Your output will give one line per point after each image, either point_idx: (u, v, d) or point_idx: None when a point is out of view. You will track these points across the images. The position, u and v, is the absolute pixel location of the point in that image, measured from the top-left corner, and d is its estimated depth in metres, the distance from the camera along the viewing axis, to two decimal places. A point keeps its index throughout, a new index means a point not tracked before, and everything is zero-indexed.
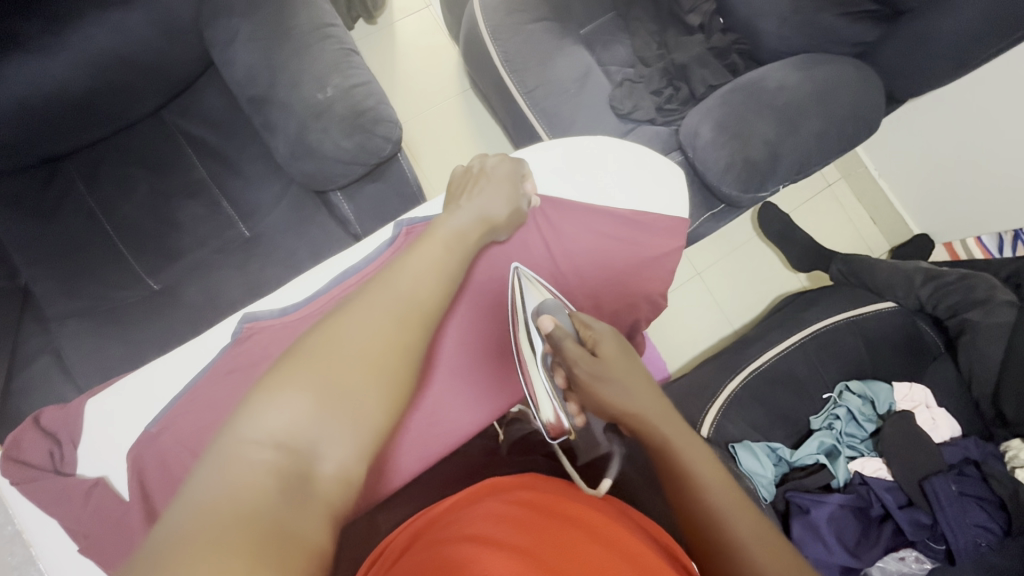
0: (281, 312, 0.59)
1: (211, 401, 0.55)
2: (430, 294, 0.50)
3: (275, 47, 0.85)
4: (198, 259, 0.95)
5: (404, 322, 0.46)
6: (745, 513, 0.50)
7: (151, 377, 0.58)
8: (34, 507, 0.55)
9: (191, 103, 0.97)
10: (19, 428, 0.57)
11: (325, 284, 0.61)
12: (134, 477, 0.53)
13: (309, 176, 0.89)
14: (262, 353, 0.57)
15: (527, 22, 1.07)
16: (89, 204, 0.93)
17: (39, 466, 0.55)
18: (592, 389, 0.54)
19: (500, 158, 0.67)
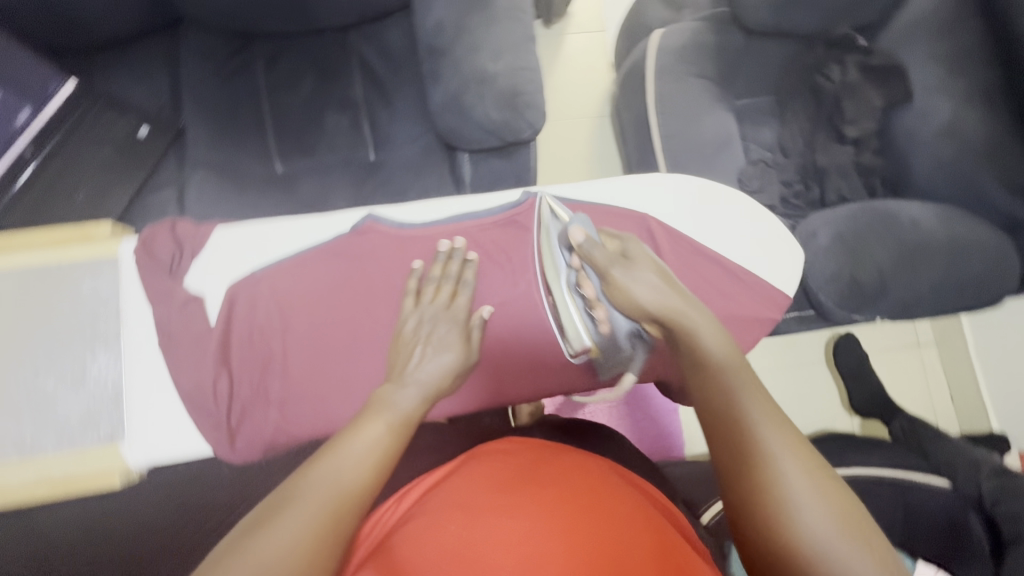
0: (401, 224, 0.68)
1: (314, 273, 0.65)
2: (356, 478, 0.45)
3: (469, 11, 0.91)
4: (323, 163, 1.04)
5: (341, 510, 0.43)
6: (802, 461, 0.44)
7: (277, 231, 0.67)
8: (138, 294, 0.65)
9: (376, 33, 1.06)
10: (158, 225, 0.66)
11: (445, 219, 0.70)
12: (228, 304, 0.64)
13: (450, 131, 0.95)
14: (370, 252, 0.67)
15: (691, 74, 1.10)
16: (259, 82, 1.04)
17: (159, 262, 0.65)
18: (621, 286, 0.57)
19: (444, 318, 0.62)
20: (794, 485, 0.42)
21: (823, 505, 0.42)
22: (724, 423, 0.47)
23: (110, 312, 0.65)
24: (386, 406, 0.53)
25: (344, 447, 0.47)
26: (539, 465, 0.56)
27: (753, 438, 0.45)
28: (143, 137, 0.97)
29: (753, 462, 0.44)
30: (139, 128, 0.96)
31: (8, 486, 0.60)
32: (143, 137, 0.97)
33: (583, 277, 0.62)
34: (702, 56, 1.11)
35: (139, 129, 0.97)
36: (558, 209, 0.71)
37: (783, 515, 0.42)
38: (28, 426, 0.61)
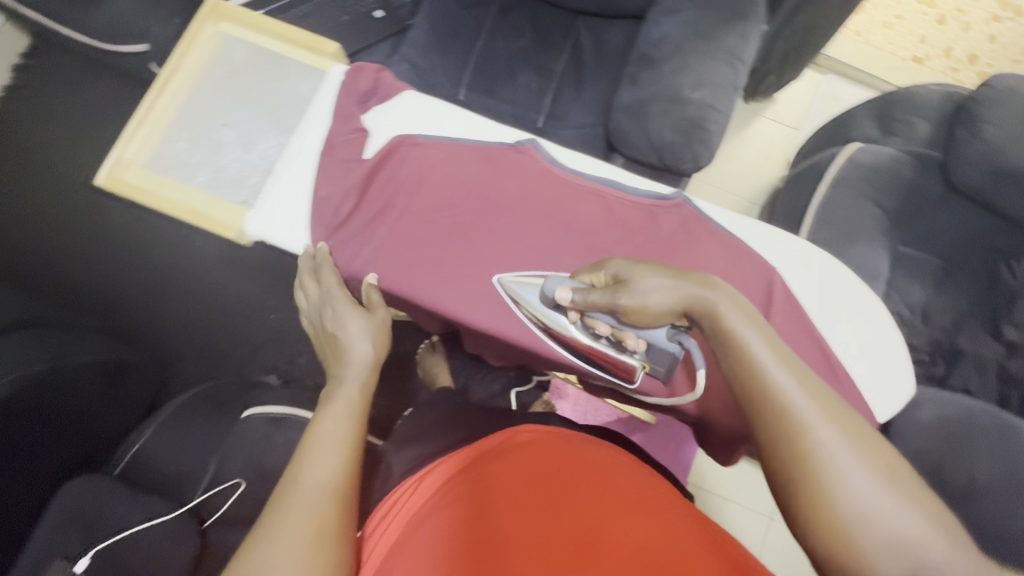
0: (556, 162, 0.65)
1: (463, 161, 0.65)
2: (333, 471, 0.54)
3: (694, 38, 0.95)
4: (497, 107, 1.12)
5: (327, 496, 0.52)
6: (833, 416, 0.46)
7: (451, 116, 0.69)
8: (326, 110, 0.71)
9: (601, 29, 1.14)
10: (368, 64, 0.70)
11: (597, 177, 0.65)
12: (387, 148, 0.65)
13: (618, 130, 0.97)
14: (518, 169, 0.65)
15: (867, 197, 1.06)
16: (485, 21, 1.15)
17: (351, 91, 0.69)
18: (634, 309, 0.52)
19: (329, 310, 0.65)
20: (830, 444, 0.45)
21: (860, 456, 0.44)
22: (767, 417, 0.47)
23: (299, 107, 0.71)
24: (333, 403, 0.59)
25: (314, 451, 0.55)
26: (557, 460, 0.58)
27: (784, 401, 0.46)
28: (376, 19, 1.12)
29: (803, 456, 0.45)
30: (374, 10, 1.12)
31: (157, 195, 0.68)
32: (376, 19, 1.12)
33: (596, 320, 0.58)
34: (888, 186, 1.06)
35: (375, 11, 1.12)
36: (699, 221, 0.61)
37: (843, 498, 0.43)
38: (195, 160, 0.69)
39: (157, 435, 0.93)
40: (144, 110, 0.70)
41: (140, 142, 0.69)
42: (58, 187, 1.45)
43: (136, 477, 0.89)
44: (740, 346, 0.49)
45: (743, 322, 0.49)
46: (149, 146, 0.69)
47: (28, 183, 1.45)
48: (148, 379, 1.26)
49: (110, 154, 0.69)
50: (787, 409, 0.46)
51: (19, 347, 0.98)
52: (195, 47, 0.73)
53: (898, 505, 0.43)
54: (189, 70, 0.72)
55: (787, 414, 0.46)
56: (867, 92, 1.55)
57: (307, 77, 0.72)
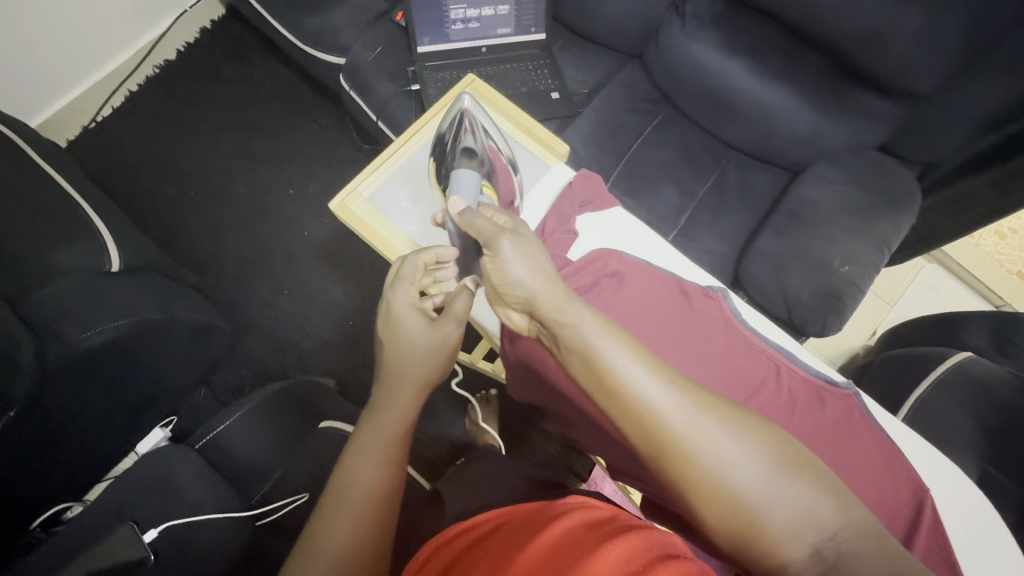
0: (738, 316, 0.67)
1: (654, 285, 0.68)
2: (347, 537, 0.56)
3: (849, 214, 1.00)
4: (636, 210, 1.17)
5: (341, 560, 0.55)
6: (694, 406, 0.45)
7: (654, 246, 0.73)
8: (539, 205, 0.78)
9: (748, 169, 1.21)
10: (589, 173, 0.76)
11: (772, 341, 0.68)
12: (589, 255, 0.69)
13: (753, 274, 1.01)
14: (701, 310, 0.67)
15: (966, 408, 1.07)
16: (646, 129, 1.22)
17: (570, 196, 0.75)
18: (497, 273, 0.56)
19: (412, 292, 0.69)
20: (698, 438, 0.43)
21: (727, 435, 0.44)
22: (658, 445, 0.45)
23: (516, 190, 0.79)
24: (372, 436, 0.64)
25: (342, 499, 0.59)
26: (586, 529, 0.55)
27: (636, 396, 0.45)
28: (550, 99, 1.21)
29: (681, 457, 0.44)
30: (552, 92, 1.20)
31: (374, 230, 0.76)
32: (550, 99, 1.21)
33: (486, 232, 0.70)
34: (990, 403, 1.06)
35: (552, 92, 1.20)
36: (861, 414, 0.63)
37: (742, 493, 0.42)
38: (414, 210, 0.78)
39: (242, 422, 0.95)
40: (385, 155, 0.81)
41: (374, 179, 0.79)
42: (200, 144, 1.55)
43: (213, 457, 0.93)
44: (620, 380, 0.46)
45: (620, 352, 0.47)
46: (379, 185, 0.79)
47: (175, 133, 1.55)
48: (221, 351, 1.29)
49: (346, 184, 0.79)
50: (665, 426, 0.44)
51: (138, 294, 1.04)
52: (441, 111, 0.83)
53: (791, 482, 0.43)
54: (430, 129, 0.82)
55: (657, 424, 0.44)
56: (966, 291, 1.58)
57: (529, 165, 0.80)
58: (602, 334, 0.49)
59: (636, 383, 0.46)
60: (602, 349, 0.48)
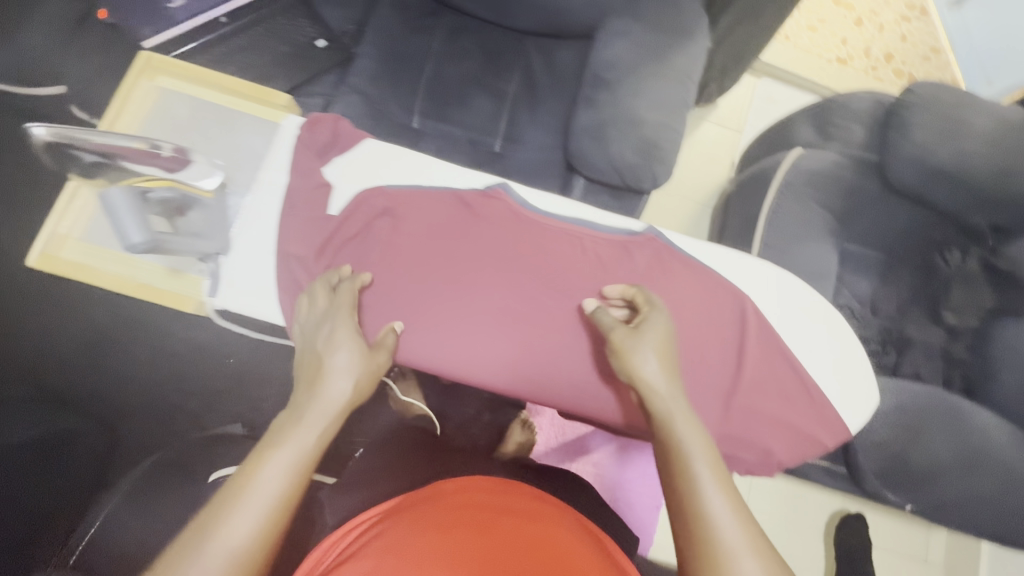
0: (525, 204, 0.71)
1: (434, 209, 0.71)
2: (254, 536, 0.44)
3: (646, 61, 0.98)
4: (453, 133, 1.10)
5: (242, 569, 0.43)
6: (730, 490, 0.49)
7: (416, 167, 0.74)
8: (281, 166, 0.73)
9: (549, 49, 1.15)
10: (323, 116, 0.74)
11: (565, 215, 0.73)
12: (354, 201, 0.70)
13: (578, 152, 0.98)
14: (491, 215, 0.71)
15: (813, 201, 1.12)
16: (434, 44, 1.12)
17: (312, 146, 0.73)
18: (624, 352, 0.60)
19: (338, 308, 0.62)
20: (710, 497, 0.48)
21: (739, 519, 0.47)
22: (678, 489, 0.50)
23: (253, 165, 0.75)
24: (285, 446, 0.49)
25: (233, 511, 0.44)
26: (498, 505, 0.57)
27: (684, 451, 0.51)
28: (318, 48, 1.08)
29: (691, 503, 0.48)
30: (317, 40, 1.07)
31: (100, 270, 0.69)
32: (318, 48, 1.08)
33: (188, 200, 0.69)
34: (829, 189, 1.12)
35: (317, 41, 1.07)
36: (668, 252, 0.71)
37: (706, 508, 0.47)
38: None
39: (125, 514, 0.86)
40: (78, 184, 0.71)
41: (80, 216, 0.71)
42: None
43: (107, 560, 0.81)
44: (673, 435, 0.53)
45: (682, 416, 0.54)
46: (87, 220, 0.71)
47: None
48: (97, 445, 1.16)
49: (44, 232, 0.69)
50: (686, 467, 0.50)
51: None
52: (128, 107, 0.73)
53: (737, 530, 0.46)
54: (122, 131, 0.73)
55: (684, 478, 0.50)
56: (799, 93, 1.64)
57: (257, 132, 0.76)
58: (676, 403, 0.55)
59: (685, 440, 0.52)
60: (666, 404, 0.55)
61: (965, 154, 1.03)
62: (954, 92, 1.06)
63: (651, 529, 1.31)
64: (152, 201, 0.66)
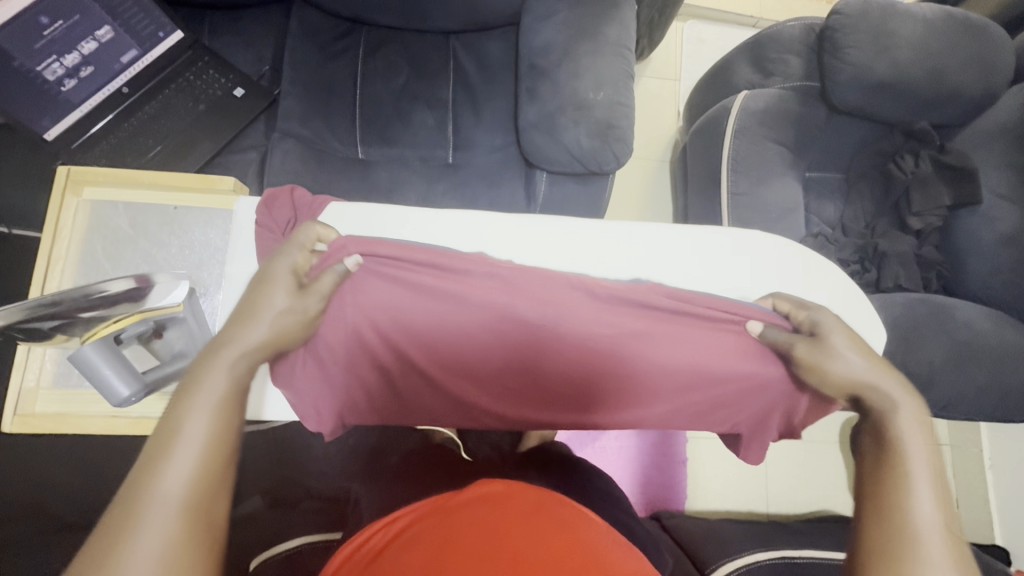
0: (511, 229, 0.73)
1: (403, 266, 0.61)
2: (189, 484, 0.43)
3: (578, 39, 0.95)
4: (402, 153, 1.05)
5: (184, 515, 0.41)
6: (956, 549, 0.47)
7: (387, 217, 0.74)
8: (244, 252, 0.69)
9: (476, 44, 1.10)
10: (279, 188, 0.71)
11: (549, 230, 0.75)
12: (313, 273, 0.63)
13: (534, 148, 0.96)
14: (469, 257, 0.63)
15: (769, 139, 1.13)
16: (357, 67, 1.06)
17: (275, 222, 0.69)
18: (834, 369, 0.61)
19: (280, 254, 0.60)
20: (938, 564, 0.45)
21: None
22: (897, 529, 0.48)
23: (216, 259, 0.70)
24: (200, 389, 0.48)
25: (163, 468, 0.43)
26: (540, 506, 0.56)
27: (910, 494, 0.50)
28: (237, 99, 1.01)
29: (907, 543, 0.47)
30: (234, 90, 1.00)
31: (85, 413, 0.64)
32: (237, 99, 1.01)
33: (167, 322, 0.60)
34: (781, 123, 1.13)
35: (235, 90, 1.00)
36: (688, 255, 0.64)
37: (914, 541, 0.47)
38: None
39: None
40: None
41: (44, 363, 0.66)
42: None
43: None
44: (908, 484, 0.51)
45: (925, 467, 0.51)
46: (51, 364, 0.66)
47: None
48: None
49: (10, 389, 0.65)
50: (914, 520, 0.48)
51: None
52: (64, 231, 0.68)
53: (939, 564, 0.46)
54: (65, 259, 0.68)
55: (913, 530, 0.48)
56: (727, 29, 1.63)
57: (209, 224, 0.72)
58: (920, 450, 0.53)
59: (919, 493, 0.50)
60: (907, 449, 0.53)
61: (899, 64, 1.05)
62: (879, 4, 1.07)
63: (680, 483, 1.35)
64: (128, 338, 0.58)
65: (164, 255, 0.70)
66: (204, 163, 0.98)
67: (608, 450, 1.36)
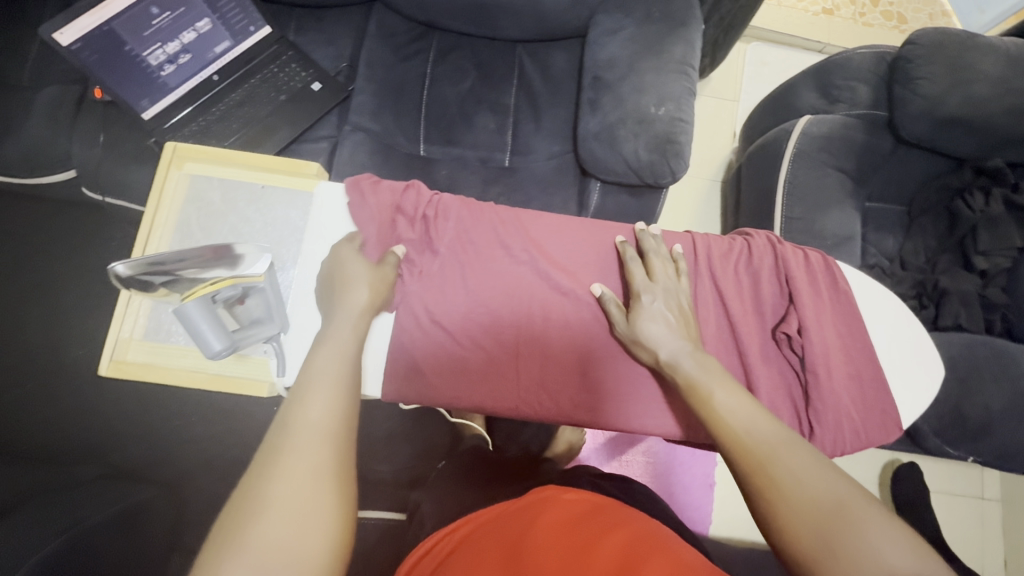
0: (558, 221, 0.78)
1: (486, 212, 0.77)
2: (323, 419, 0.49)
3: (643, 55, 0.97)
4: (461, 154, 1.09)
5: (322, 450, 0.47)
6: (815, 465, 0.50)
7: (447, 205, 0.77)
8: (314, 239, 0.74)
9: (542, 54, 1.13)
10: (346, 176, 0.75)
11: (597, 232, 0.78)
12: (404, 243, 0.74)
13: (591, 158, 0.98)
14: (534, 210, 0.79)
15: (830, 165, 1.11)
16: (427, 69, 1.11)
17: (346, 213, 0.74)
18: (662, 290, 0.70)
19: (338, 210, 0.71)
20: (795, 475, 0.49)
21: (813, 473, 0.49)
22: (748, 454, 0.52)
23: (296, 236, 0.75)
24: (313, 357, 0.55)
25: (302, 407, 0.49)
26: (602, 516, 0.56)
27: (737, 436, 0.54)
28: (315, 92, 1.07)
29: (762, 481, 0.50)
30: (313, 83, 1.06)
31: (172, 366, 0.70)
32: (315, 92, 1.07)
33: (252, 288, 0.63)
34: (843, 150, 1.11)
35: (314, 84, 1.07)
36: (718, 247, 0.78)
37: (757, 460, 0.51)
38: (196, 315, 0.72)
39: None
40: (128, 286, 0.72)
41: (136, 318, 0.71)
42: None
43: None
44: (726, 423, 0.56)
45: (734, 396, 0.57)
46: (145, 319, 0.72)
47: None
48: None
49: (106, 339, 0.71)
50: (754, 444, 0.53)
51: (53, 504, 0.84)
52: (164, 202, 0.75)
53: (792, 462, 0.50)
54: (163, 226, 0.74)
55: (759, 456, 0.52)
56: (790, 52, 1.62)
57: (289, 204, 0.76)
58: (723, 386, 0.59)
59: (746, 424, 0.54)
60: (717, 386, 0.59)
61: (975, 99, 1.02)
62: (958, 36, 1.04)
63: (707, 508, 1.33)
64: (220, 301, 0.62)
65: (247, 228, 0.75)
66: (279, 149, 1.05)
67: (634, 463, 1.35)
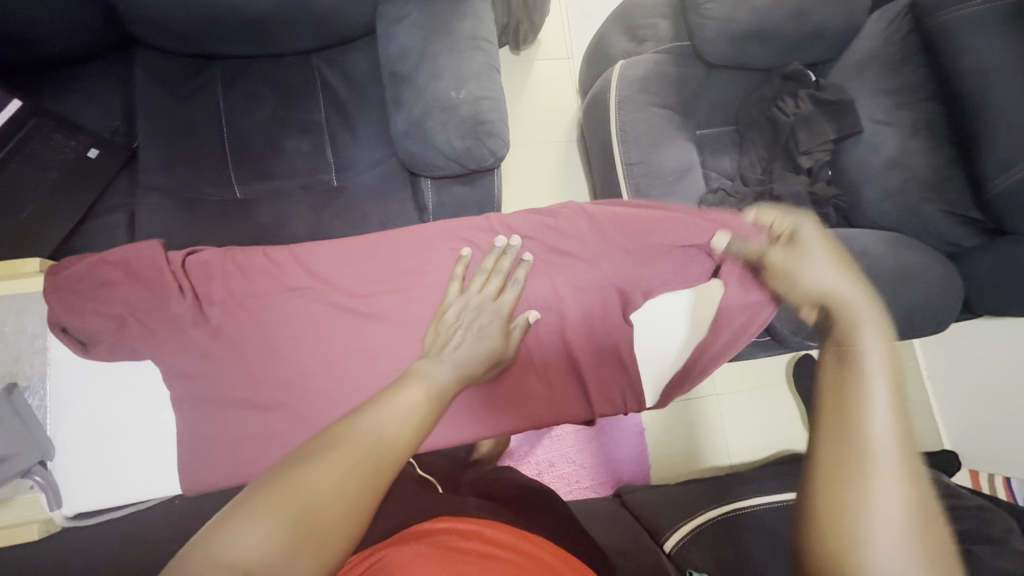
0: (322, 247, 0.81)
1: (249, 260, 0.78)
2: (397, 432, 0.52)
3: (432, 38, 0.92)
4: (281, 186, 1.01)
5: (378, 462, 0.48)
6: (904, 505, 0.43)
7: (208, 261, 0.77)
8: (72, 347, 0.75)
9: (339, 58, 1.05)
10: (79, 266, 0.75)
11: (368, 247, 0.81)
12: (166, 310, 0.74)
13: (411, 156, 0.94)
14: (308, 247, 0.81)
15: (654, 104, 1.12)
16: (217, 103, 1.01)
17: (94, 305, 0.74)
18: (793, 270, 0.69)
19: (482, 311, 0.72)
20: (881, 489, 0.44)
21: (908, 504, 0.43)
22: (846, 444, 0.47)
23: (36, 347, 0.75)
24: (420, 381, 0.60)
25: (375, 413, 0.52)
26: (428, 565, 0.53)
27: (864, 414, 0.48)
28: (93, 160, 0.95)
29: (840, 452, 0.46)
30: (87, 150, 0.94)
31: None
32: (92, 160, 0.95)
33: None
34: (661, 86, 1.13)
35: (88, 150, 0.95)
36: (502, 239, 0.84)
37: (866, 456, 0.45)
38: None
39: None
40: None
41: None
42: None
43: None
44: (859, 390, 0.49)
45: (885, 383, 0.49)
46: None
47: None
48: None
49: None
50: (868, 440, 0.46)
51: None
52: None
53: (889, 484, 0.44)
54: None
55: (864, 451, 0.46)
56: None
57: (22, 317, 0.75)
58: (884, 360, 0.51)
59: (882, 414, 0.47)
60: (872, 362, 0.51)
61: (760, 10, 1.05)
62: None
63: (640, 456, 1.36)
64: None
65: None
66: (67, 234, 0.93)
67: (563, 437, 1.35)
